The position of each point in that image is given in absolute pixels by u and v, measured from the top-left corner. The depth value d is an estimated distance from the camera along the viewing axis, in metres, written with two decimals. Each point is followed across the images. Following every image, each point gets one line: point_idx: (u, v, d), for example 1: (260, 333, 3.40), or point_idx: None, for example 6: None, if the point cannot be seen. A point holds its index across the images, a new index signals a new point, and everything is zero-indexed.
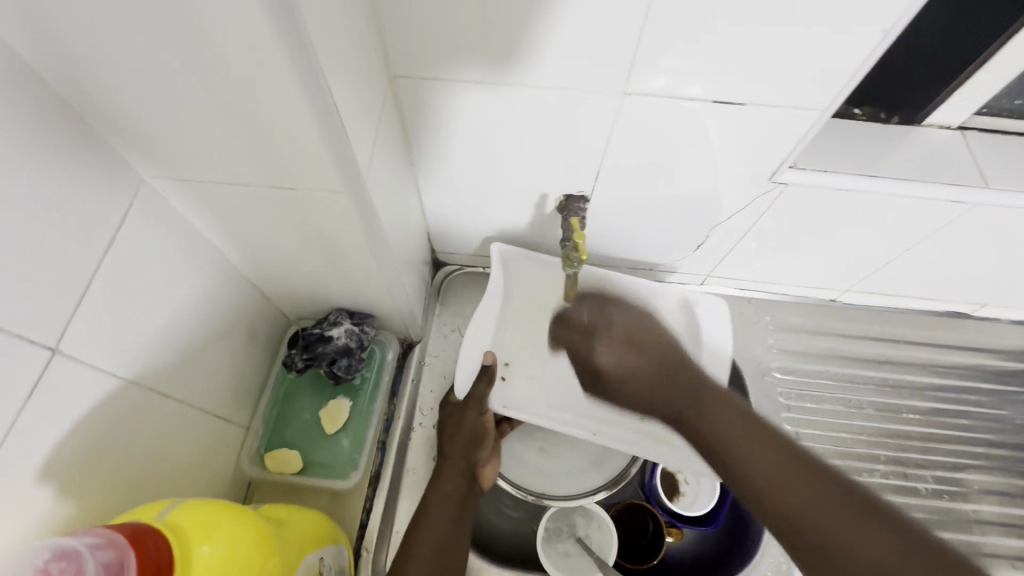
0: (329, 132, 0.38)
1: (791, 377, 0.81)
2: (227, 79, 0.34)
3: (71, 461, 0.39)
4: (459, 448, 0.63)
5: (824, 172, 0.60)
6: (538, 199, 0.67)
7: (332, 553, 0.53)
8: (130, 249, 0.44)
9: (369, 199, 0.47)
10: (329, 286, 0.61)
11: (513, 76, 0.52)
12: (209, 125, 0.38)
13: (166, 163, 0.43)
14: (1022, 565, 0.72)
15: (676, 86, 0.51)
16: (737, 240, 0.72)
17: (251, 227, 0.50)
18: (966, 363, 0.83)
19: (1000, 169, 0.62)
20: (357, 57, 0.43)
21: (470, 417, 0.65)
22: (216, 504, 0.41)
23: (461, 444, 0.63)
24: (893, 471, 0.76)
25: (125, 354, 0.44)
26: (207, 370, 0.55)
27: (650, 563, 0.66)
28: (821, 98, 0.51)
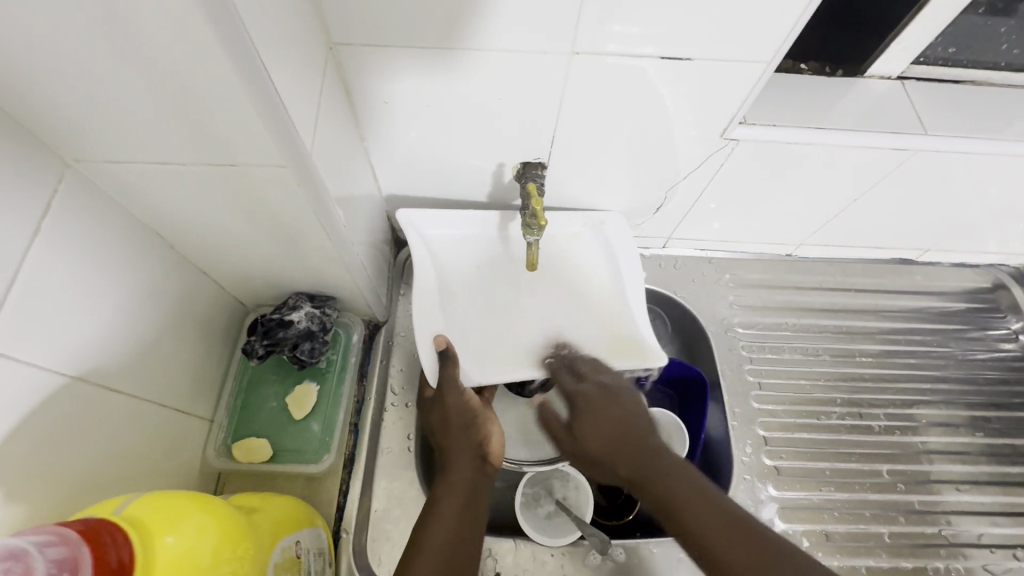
0: (262, 103, 0.36)
1: (753, 331, 0.84)
2: (142, 44, 0.32)
3: (17, 466, 0.37)
4: (455, 434, 0.60)
5: (772, 127, 0.60)
6: (495, 167, 0.66)
7: (309, 535, 0.53)
8: (57, 238, 0.41)
9: (314, 173, 0.45)
10: (284, 270, 0.59)
11: (453, 40, 0.49)
12: (127, 99, 0.36)
13: (89, 145, 0.40)
14: (966, 488, 0.76)
15: (623, 46, 0.50)
16: (695, 201, 0.73)
17: (193, 212, 0.48)
18: (912, 305, 0.87)
19: (939, 115, 0.63)
20: (288, 23, 0.40)
21: (450, 401, 0.62)
22: (175, 496, 0.39)
23: (456, 429, 0.61)
24: (849, 412, 0.79)
25: (63, 350, 0.42)
26: (160, 363, 0.53)
27: (625, 519, 0.69)
28: (768, 50, 0.51)
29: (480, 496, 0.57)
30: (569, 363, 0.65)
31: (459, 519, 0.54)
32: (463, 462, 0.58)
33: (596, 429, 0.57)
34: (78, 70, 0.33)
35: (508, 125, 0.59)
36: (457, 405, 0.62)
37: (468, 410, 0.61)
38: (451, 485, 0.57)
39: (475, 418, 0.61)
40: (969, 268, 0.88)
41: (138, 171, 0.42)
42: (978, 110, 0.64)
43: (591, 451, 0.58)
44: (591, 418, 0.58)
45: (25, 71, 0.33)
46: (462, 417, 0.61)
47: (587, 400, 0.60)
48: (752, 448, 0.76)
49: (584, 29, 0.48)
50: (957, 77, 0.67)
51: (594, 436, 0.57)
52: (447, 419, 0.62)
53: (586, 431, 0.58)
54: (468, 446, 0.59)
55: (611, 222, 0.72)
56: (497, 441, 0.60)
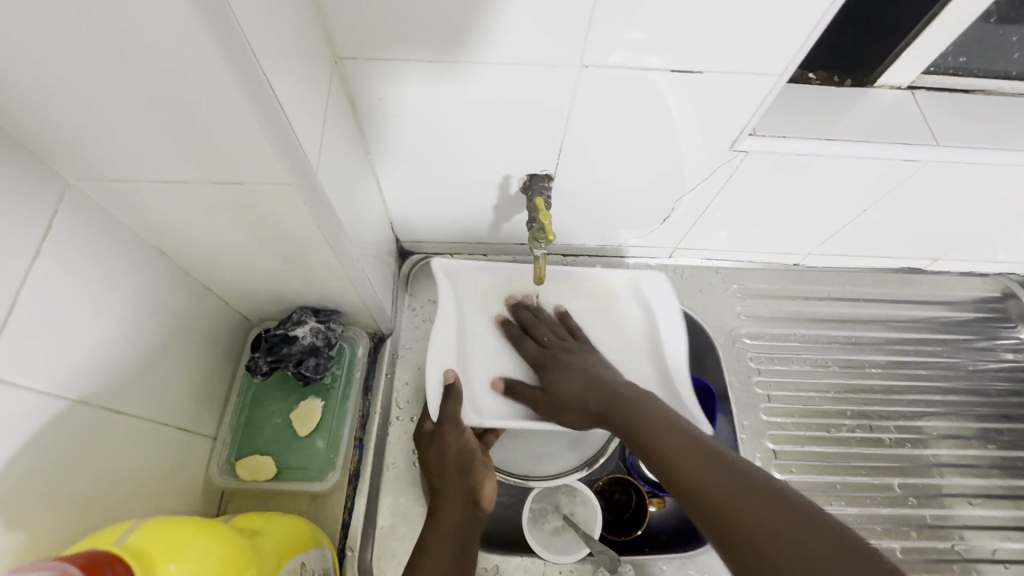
0: (268, 121, 0.35)
1: (761, 342, 0.83)
2: (143, 61, 0.31)
3: (16, 493, 0.37)
4: (450, 481, 0.60)
5: (784, 138, 0.59)
6: (501, 179, 0.65)
7: (314, 557, 0.52)
8: (58, 258, 0.40)
9: (320, 187, 0.44)
10: (288, 284, 0.58)
11: (458, 53, 0.49)
12: (132, 118, 0.35)
13: (91, 164, 0.39)
14: (979, 502, 0.75)
15: (632, 58, 0.49)
16: (702, 212, 0.72)
17: (196, 229, 0.47)
18: (920, 315, 0.86)
19: (950, 125, 0.63)
20: (294, 39, 0.40)
21: (448, 445, 0.62)
22: (180, 523, 0.39)
23: (451, 472, 0.61)
24: (858, 424, 0.78)
25: (64, 371, 0.41)
26: (163, 380, 0.52)
27: (633, 533, 0.67)
28: (779, 62, 0.50)
29: (467, 546, 0.58)
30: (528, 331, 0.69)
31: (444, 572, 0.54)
32: (453, 510, 0.58)
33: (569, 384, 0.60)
34: (81, 89, 0.32)
35: (516, 136, 0.58)
36: (455, 445, 0.62)
37: (466, 450, 0.62)
38: (440, 536, 0.57)
39: (472, 462, 0.61)
40: (978, 278, 0.87)
41: (141, 188, 0.42)
42: (990, 119, 0.64)
43: (565, 403, 0.60)
44: (569, 372, 0.62)
45: (27, 90, 0.33)
46: (459, 461, 0.61)
47: (559, 364, 0.64)
48: (761, 462, 0.75)
49: (593, 42, 0.47)
50: (967, 87, 0.66)
51: (571, 389, 0.60)
52: (444, 459, 0.62)
53: (565, 386, 0.61)
54: (461, 494, 0.59)
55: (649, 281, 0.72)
56: (489, 491, 0.60)
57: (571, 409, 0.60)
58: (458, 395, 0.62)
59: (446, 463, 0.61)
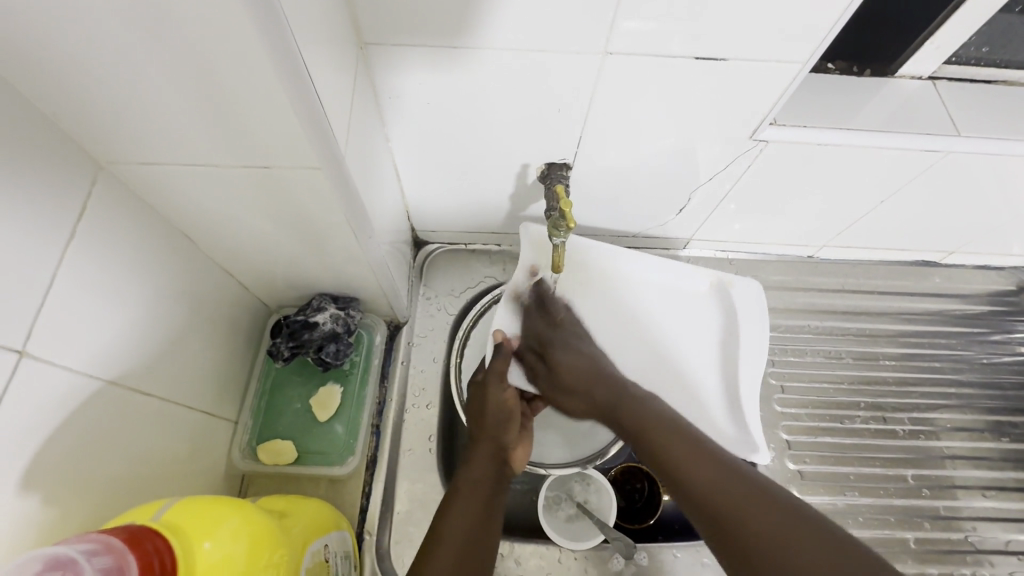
0: (302, 106, 0.36)
1: (775, 333, 0.83)
2: (181, 42, 0.31)
3: (53, 471, 0.37)
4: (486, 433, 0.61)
5: (803, 128, 0.59)
6: (519, 168, 0.65)
7: (336, 539, 0.53)
8: (92, 241, 0.40)
9: (347, 173, 0.44)
10: (309, 271, 0.58)
11: (480, 39, 0.49)
12: (170, 101, 0.35)
13: (125, 148, 0.39)
14: (991, 494, 0.75)
15: (655, 46, 0.49)
16: (717, 203, 0.72)
17: (223, 214, 0.47)
18: (935, 308, 0.86)
19: (972, 117, 0.62)
20: (325, 22, 0.40)
21: (491, 398, 0.63)
22: (212, 502, 0.39)
23: (490, 424, 0.61)
24: (872, 416, 0.78)
25: (96, 354, 0.41)
26: (187, 364, 0.53)
27: (646, 522, 0.68)
28: (804, 50, 0.50)
29: (496, 499, 0.58)
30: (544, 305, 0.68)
31: (472, 519, 0.54)
32: (484, 463, 0.59)
33: (573, 367, 0.63)
34: (120, 71, 0.33)
35: (537, 123, 0.58)
36: (497, 400, 0.63)
37: (506, 407, 0.62)
38: (470, 484, 0.57)
39: (510, 419, 0.62)
40: (993, 271, 0.87)
41: (172, 172, 0.42)
42: (1012, 111, 0.63)
43: (565, 378, 0.63)
44: (572, 353, 0.64)
45: (67, 73, 0.33)
46: (497, 414, 0.62)
47: (568, 346, 0.65)
48: (774, 453, 0.75)
49: (619, 32, 0.48)
50: (989, 78, 0.66)
51: (577, 368, 0.63)
52: (483, 413, 0.63)
53: (570, 366, 0.63)
54: (496, 448, 0.60)
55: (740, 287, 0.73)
56: (521, 452, 0.62)
57: (578, 392, 0.62)
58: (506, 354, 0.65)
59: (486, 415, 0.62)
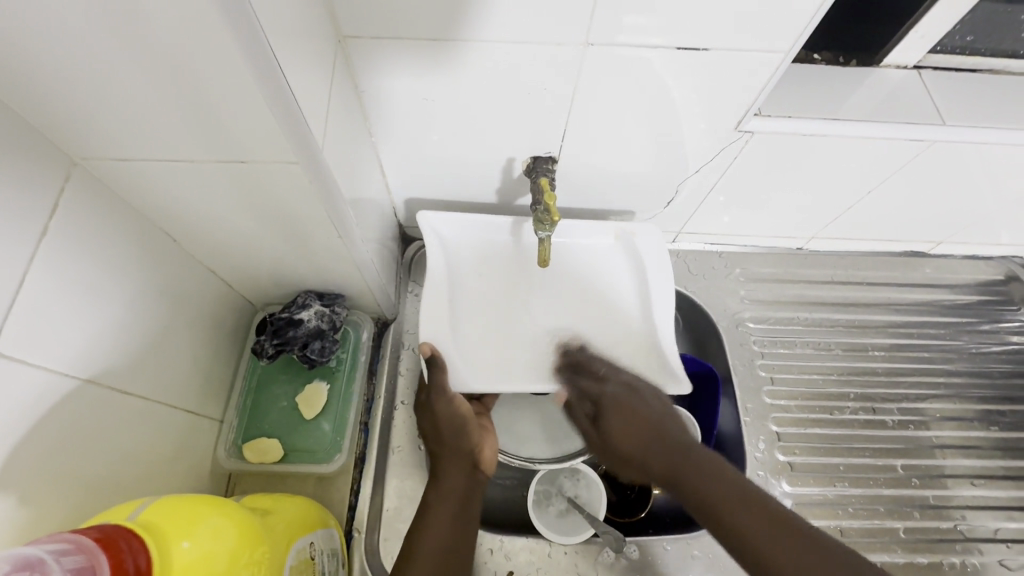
0: (276, 98, 0.35)
1: (764, 325, 0.83)
2: (148, 34, 0.30)
3: (28, 471, 0.37)
4: (448, 442, 0.60)
5: (788, 119, 0.59)
6: (504, 163, 0.65)
7: (322, 537, 0.53)
8: (65, 238, 0.40)
9: (325, 167, 0.44)
10: (293, 268, 0.58)
11: (460, 32, 0.48)
12: (139, 93, 0.34)
13: (97, 143, 0.39)
14: (980, 482, 0.75)
15: (637, 37, 0.49)
16: (704, 196, 0.72)
17: (200, 210, 0.47)
18: (925, 298, 0.86)
19: (958, 106, 0.62)
20: (298, 12, 0.39)
21: (441, 407, 0.61)
22: (190, 501, 0.39)
23: (448, 436, 0.60)
24: (862, 407, 0.79)
25: (72, 354, 0.41)
26: (170, 363, 0.52)
27: (637, 516, 0.68)
28: (786, 39, 0.49)
29: (471, 505, 0.58)
30: (583, 368, 0.65)
31: (448, 529, 0.55)
32: (454, 472, 0.58)
33: (627, 430, 0.56)
34: (89, 64, 0.32)
35: (519, 115, 0.58)
36: (447, 412, 0.61)
37: (457, 417, 0.61)
38: (444, 495, 0.57)
39: (467, 426, 0.61)
40: (981, 261, 0.87)
41: (145, 167, 0.41)
42: (998, 100, 0.63)
43: (616, 445, 0.56)
44: (620, 417, 0.57)
45: (32, 68, 0.32)
46: (454, 425, 0.60)
47: (611, 403, 0.59)
48: (764, 445, 0.75)
49: (599, 20, 0.47)
50: (973, 67, 0.66)
51: (622, 434, 0.56)
52: (437, 425, 0.61)
53: (616, 433, 0.56)
54: (463, 456, 0.59)
55: (642, 233, 0.70)
56: (489, 453, 0.61)
57: (630, 459, 0.55)
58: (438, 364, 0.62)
59: (441, 429, 0.60)
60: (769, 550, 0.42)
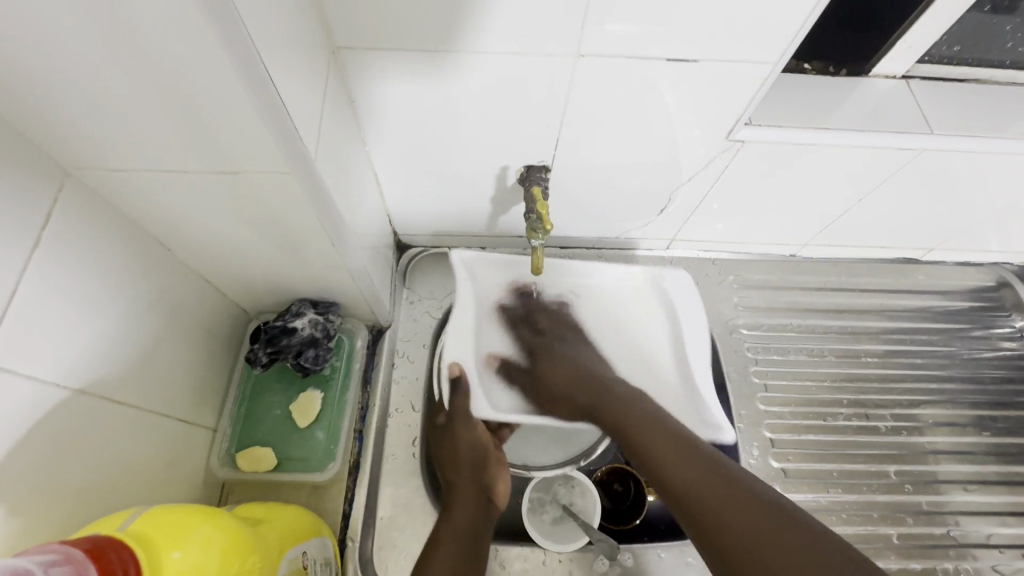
0: (268, 110, 0.36)
1: (758, 332, 0.83)
2: (140, 47, 0.31)
3: (17, 481, 0.37)
4: (466, 472, 0.62)
5: (778, 128, 0.60)
6: (498, 171, 0.65)
7: (315, 546, 0.53)
8: (58, 248, 0.40)
9: (318, 176, 0.44)
10: (287, 277, 0.58)
11: (451, 43, 0.49)
12: (132, 105, 0.35)
13: (90, 154, 0.39)
14: (974, 488, 0.76)
15: (626, 48, 0.49)
16: (697, 203, 0.73)
17: (194, 219, 0.47)
18: (917, 305, 0.86)
19: (945, 115, 0.63)
20: (291, 23, 0.40)
21: (463, 435, 0.64)
22: (181, 511, 0.39)
23: (467, 465, 0.62)
24: (855, 413, 0.79)
25: (63, 364, 0.41)
26: (163, 372, 0.53)
27: (631, 523, 0.68)
28: (775, 50, 0.50)
29: (480, 539, 0.58)
30: (527, 318, 0.72)
31: (457, 561, 0.54)
32: (467, 504, 0.59)
33: (562, 371, 0.66)
34: (83, 77, 0.33)
35: (512, 125, 0.58)
36: (468, 439, 0.64)
37: (478, 446, 0.64)
38: (456, 525, 0.57)
39: (486, 456, 0.63)
40: (973, 267, 0.88)
41: (139, 178, 0.42)
42: (985, 109, 0.64)
43: (553, 384, 0.66)
44: (559, 364, 0.67)
45: (26, 80, 0.33)
46: (473, 455, 0.63)
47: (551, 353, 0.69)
48: (758, 451, 0.75)
49: (590, 32, 0.48)
50: (961, 77, 0.66)
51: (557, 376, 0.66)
52: (456, 453, 0.63)
53: (553, 373, 0.66)
54: (479, 486, 0.61)
55: (671, 278, 0.72)
56: (502, 487, 0.63)
57: (563, 396, 0.65)
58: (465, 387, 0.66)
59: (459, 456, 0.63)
60: (760, 549, 0.43)
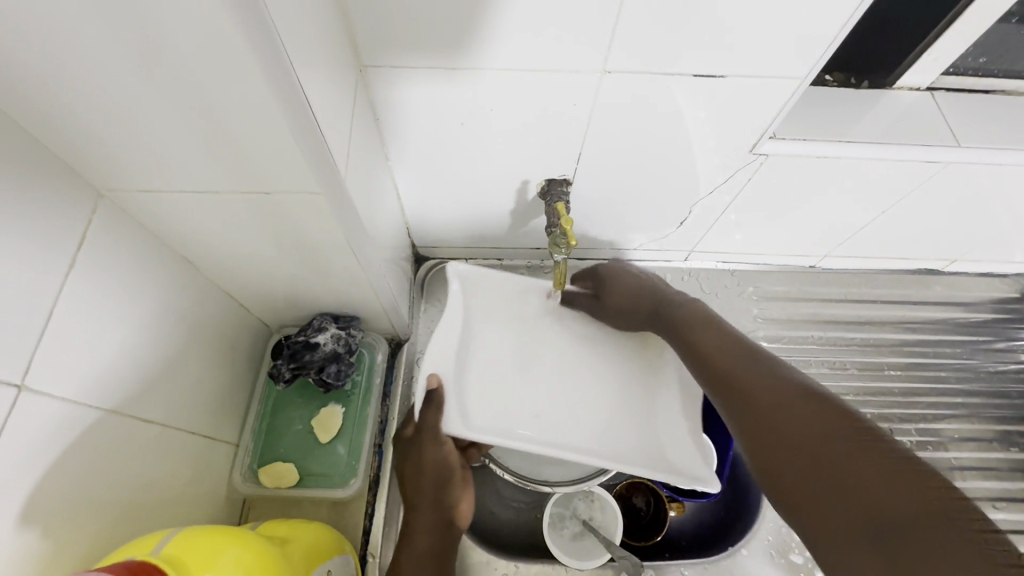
0: (300, 130, 0.36)
1: (778, 345, 0.82)
2: (182, 72, 0.31)
3: (52, 504, 0.37)
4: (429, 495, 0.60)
5: (803, 141, 0.59)
6: (519, 185, 0.65)
7: (339, 564, 0.53)
8: (90, 269, 0.40)
9: (346, 194, 0.44)
10: (311, 292, 0.58)
11: (474, 60, 0.49)
12: (170, 130, 0.35)
13: (125, 176, 0.39)
14: (1002, 505, 0.74)
15: (650, 62, 0.49)
16: (717, 216, 0.72)
17: (223, 238, 0.47)
18: (939, 317, 0.85)
19: (970, 127, 0.62)
20: (322, 42, 0.40)
21: (428, 455, 0.61)
22: (213, 533, 0.39)
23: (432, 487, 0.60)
24: (879, 427, 0.78)
25: (96, 383, 0.41)
26: (188, 388, 0.53)
27: (653, 540, 0.67)
28: (802, 65, 0.50)
29: (442, 559, 0.59)
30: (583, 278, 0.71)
31: None
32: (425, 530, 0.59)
33: (624, 288, 0.67)
34: (119, 99, 0.33)
35: (534, 140, 0.58)
36: (434, 458, 0.61)
37: (444, 465, 0.61)
38: (414, 555, 0.57)
39: (450, 475, 0.61)
40: (996, 278, 0.87)
41: (172, 199, 0.42)
42: (1009, 120, 0.63)
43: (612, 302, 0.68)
44: (619, 280, 0.68)
45: (67, 106, 0.33)
46: (437, 474, 0.61)
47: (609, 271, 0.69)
48: None
49: (618, 47, 0.47)
50: (986, 88, 0.66)
51: (623, 292, 0.67)
52: (420, 473, 0.61)
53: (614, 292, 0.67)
54: (440, 510, 0.60)
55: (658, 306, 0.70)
56: (467, 507, 0.61)
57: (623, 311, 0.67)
58: (439, 401, 0.60)
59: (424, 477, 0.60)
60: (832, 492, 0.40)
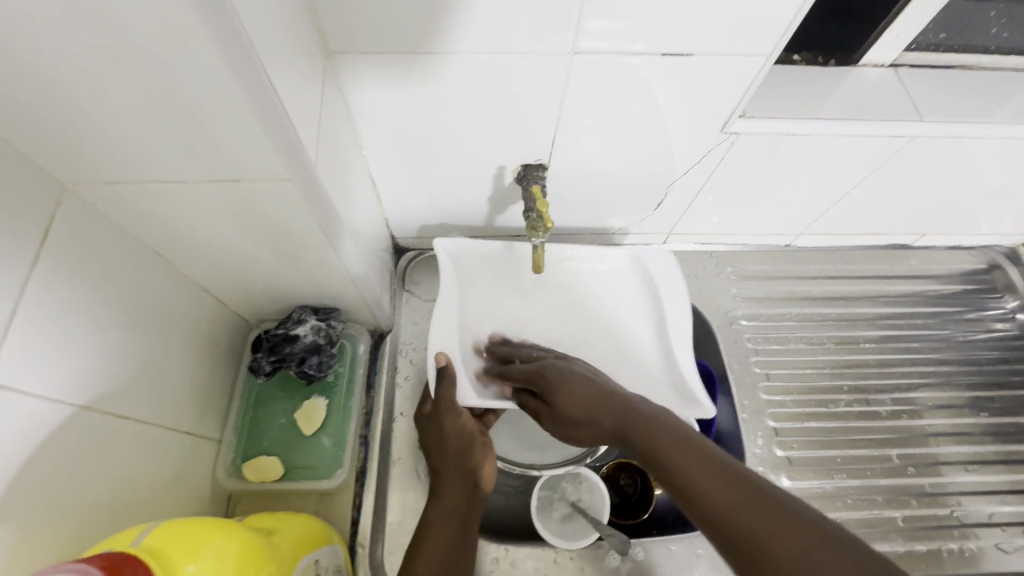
0: (266, 117, 0.35)
1: (757, 323, 0.84)
2: (137, 57, 0.30)
3: (25, 502, 0.36)
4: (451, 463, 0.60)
5: (772, 120, 0.60)
6: (495, 171, 0.65)
7: (328, 554, 0.52)
8: (56, 263, 0.40)
9: (316, 181, 0.44)
10: (288, 285, 0.58)
11: (435, 45, 0.49)
12: (134, 120, 0.35)
13: (89, 168, 0.39)
14: (974, 468, 0.77)
15: (618, 44, 0.49)
16: (693, 198, 0.73)
17: (193, 228, 0.46)
18: (912, 290, 0.88)
19: (934, 102, 0.64)
20: (286, 27, 0.39)
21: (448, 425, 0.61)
22: (195, 522, 0.39)
23: (455, 453, 0.60)
24: (856, 399, 0.80)
25: (69, 379, 0.41)
26: (164, 385, 0.52)
27: (641, 517, 0.68)
28: (766, 42, 0.51)
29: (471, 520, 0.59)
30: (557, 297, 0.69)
31: (449, 547, 0.57)
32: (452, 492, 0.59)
33: (575, 391, 0.52)
34: (76, 86, 0.32)
35: (507, 124, 0.58)
36: (454, 428, 0.61)
37: (465, 433, 0.61)
38: (441, 517, 0.58)
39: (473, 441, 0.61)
40: (964, 251, 0.89)
41: (138, 190, 0.41)
42: (971, 94, 0.65)
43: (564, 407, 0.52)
44: (570, 385, 0.53)
45: (22, 97, 0.32)
46: (458, 440, 0.61)
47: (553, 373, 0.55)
48: (763, 440, 0.76)
49: (586, 28, 0.48)
50: (947, 63, 0.67)
51: (577, 398, 0.51)
52: (443, 443, 0.61)
53: (567, 393, 0.52)
54: (464, 474, 0.60)
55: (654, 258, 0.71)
56: (489, 470, 0.61)
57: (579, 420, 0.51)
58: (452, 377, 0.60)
59: (446, 444, 0.60)
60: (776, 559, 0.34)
